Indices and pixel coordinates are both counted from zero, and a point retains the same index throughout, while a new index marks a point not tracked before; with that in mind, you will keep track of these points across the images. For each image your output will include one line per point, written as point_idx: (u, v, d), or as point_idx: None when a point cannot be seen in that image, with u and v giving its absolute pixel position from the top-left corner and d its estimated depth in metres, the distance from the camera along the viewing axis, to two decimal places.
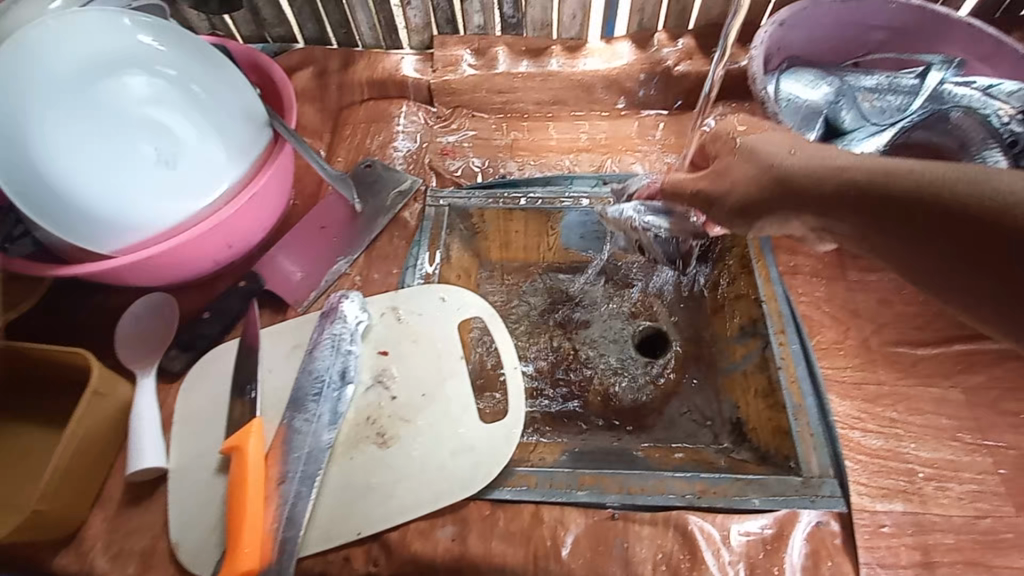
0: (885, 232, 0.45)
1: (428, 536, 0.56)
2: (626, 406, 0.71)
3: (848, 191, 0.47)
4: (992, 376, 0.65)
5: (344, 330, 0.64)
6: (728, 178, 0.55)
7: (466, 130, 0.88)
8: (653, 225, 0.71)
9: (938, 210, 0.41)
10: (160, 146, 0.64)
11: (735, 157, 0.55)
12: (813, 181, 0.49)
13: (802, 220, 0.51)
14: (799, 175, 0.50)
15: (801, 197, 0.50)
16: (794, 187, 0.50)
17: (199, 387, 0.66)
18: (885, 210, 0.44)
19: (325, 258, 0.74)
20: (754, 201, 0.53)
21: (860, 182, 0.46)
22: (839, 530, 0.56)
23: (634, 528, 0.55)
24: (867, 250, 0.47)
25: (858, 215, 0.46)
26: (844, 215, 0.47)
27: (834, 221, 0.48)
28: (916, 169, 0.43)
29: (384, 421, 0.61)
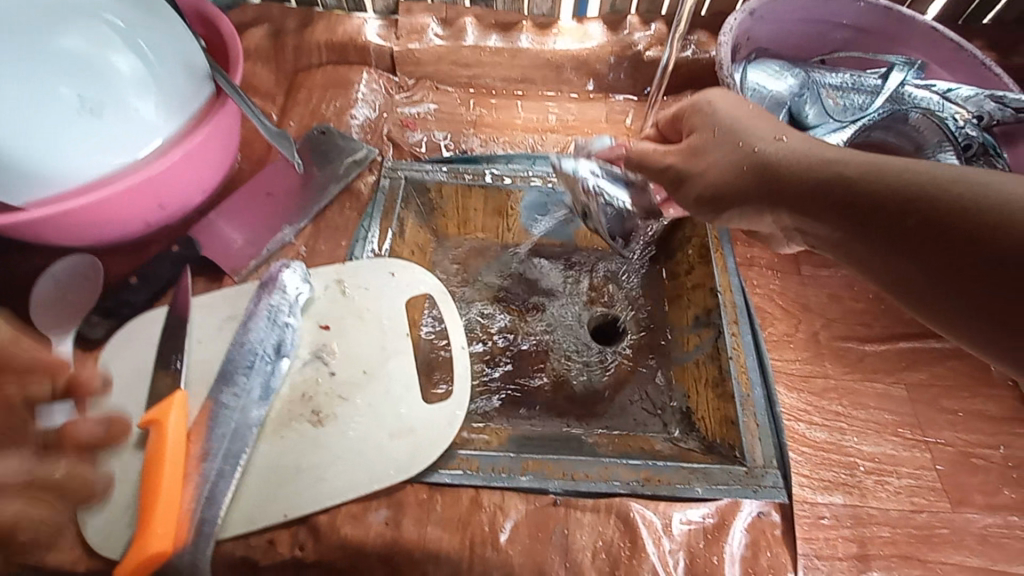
0: (861, 236, 0.45)
1: (360, 520, 0.53)
2: (578, 392, 0.69)
3: (830, 185, 0.46)
4: (934, 374, 0.66)
5: (283, 301, 0.60)
6: (703, 159, 0.55)
7: (428, 103, 0.84)
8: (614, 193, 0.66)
9: (924, 212, 0.41)
10: (88, 91, 0.58)
11: (710, 136, 0.55)
12: (796, 173, 0.49)
13: (779, 215, 0.51)
14: (783, 163, 0.50)
15: (774, 185, 0.50)
16: (771, 174, 0.50)
17: (118, 357, 0.60)
18: (869, 207, 0.44)
19: (269, 225, 0.70)
20: (725, 183, 0.53)
21: (846, 175, 0.46)
22: (779, 521, 0.55)
23: (575, 514, 0.54)
24: (848, 251, 0.47)
25: (837, 211, 0.46)
26: (822, 214, 0.47)
27: (812, 217, 0.48)
28: (909, 169, 0.43)
29: (320, 398, 0.58)
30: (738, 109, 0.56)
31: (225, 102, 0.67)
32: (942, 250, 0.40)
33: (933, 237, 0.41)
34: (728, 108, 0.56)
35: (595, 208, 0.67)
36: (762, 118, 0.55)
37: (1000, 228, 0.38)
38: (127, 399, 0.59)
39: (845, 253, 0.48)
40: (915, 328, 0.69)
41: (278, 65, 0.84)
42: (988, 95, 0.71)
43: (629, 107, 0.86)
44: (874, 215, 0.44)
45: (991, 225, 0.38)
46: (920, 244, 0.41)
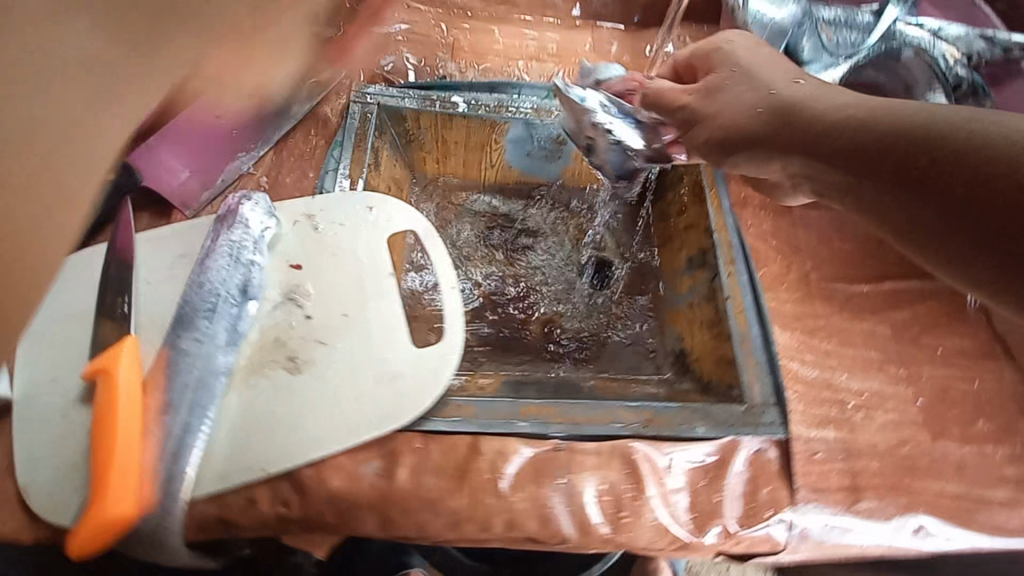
0: (873, 180, 0.41)
1: (348, 473, 0.48)
2: (570, 336, 0.67)
3: (842, 131, 0.43)
4: (914, 314, 0.67)
5: (246, 237, 0.53)
6: (717, 100, 0.52)
7: (400, 23, 0.76)
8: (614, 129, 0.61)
9: (943, 161, 0.37)
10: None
11: (723, 78, 0.52)
12: (812, 116, 0.45)
13: (785, 164, 0.48)
14: (800, 101, 0.47)
15: (783, 129, 0.47)
16: (787, 114, 0.47)
17: (54, 302, 0.53)
18: (880, 157, 0.40)
19: (220, 151, 0.60)
20: (737, 126, 0.50)
21: (859, 117, 0.42)
22: (777, 457, 0.55)
23: (578, 458, 0.51)
24: (859, 205, 0.43)
25: (849, 160, 0.42)
26: (833, 157, 0.43)
27: (822, 167, 0.45)
28: (934, 111, 0.38)
29: (296, 344, 0.52)
30: (757, 50, 0.53)
31: None
32: (959, 203, 0.36)
33: (953, 188, 0.36)
34: (748, 48, 0.53)
35: (597, 147, 0.62)
36: (781, 61, 0.52)
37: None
38: (65, 348, 0.51)
39: (856, 208, 0.43)
40: (897, 270, 0.70)
41: None
42: (978, 35, 0.71)
43: (617, 36, 0.80)
44: (887, 164, 0.40)
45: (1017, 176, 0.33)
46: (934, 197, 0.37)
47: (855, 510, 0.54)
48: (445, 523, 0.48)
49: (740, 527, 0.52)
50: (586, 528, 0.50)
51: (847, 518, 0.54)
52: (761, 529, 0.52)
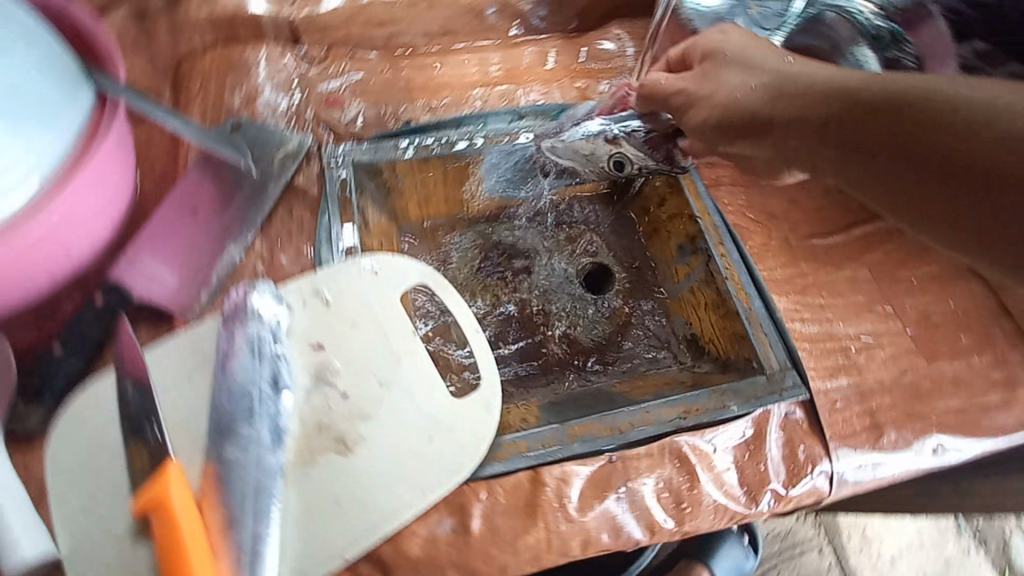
0: (873, 152, 0.45)
1: (424, 536, 0.49)
2: (587, 345, 0.70)
3: (832, 102, 0.47)
4: (888, 251, 0.71)
5: (262, 330, 0.53)
6: (715, 83, 0.54)
7: (351, 74, 0.74)
8: (629, 128, 0.65)
9: (933, 126, 0.42)
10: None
11: (718, 67, 0.55)
12: (798, 93, 0.49)
13: (775, 138, 0.51)
14: (785, 83, 0.50)
15: (772, 110, 0.50)
16: (767, 101, 0.50)
17: (74, 445, 0.51)
18: (872, 126, 0.45)
19: (208, 247, 0.59)
20: (734, 106, 0.52)
21: (854, 96, 0.46)
22: (804, 415, 0.60)
23: (633, 464, 0.54)
24: (852, 172, 0.47)
25: (846, 131, 0.46)
26: (829, 132, 0.47)
27: (813, 141, 0.48)
28: (913, 86, 0.44)
29: (340, 425, 0.52)
30: (745, 39, 0.56)
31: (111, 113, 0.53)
32: (953, 162, 0.41)
33: (945, 152, 0.41)
34: (736, 37, 0.56)
35: (630, 151, 0.65)
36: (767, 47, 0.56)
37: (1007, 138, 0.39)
38: (101, 490, 0.49)
39: (849, 176, 0.47)
40: (864, 213, 0.74)
41: (154, 56, 0.70)
42: None
43: (559, 44, 0.81)
44: (879, 133, 0.44)
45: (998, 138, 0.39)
46: (930, 159, 0.42)
47: (880, 446, 0.59)
48: (525, 559, 0.50)
49: (788, 487, 0.57)
50: (654, 528, 0.53)
51: (876, 454, 0.59)
52: (806, 484, 0.57)
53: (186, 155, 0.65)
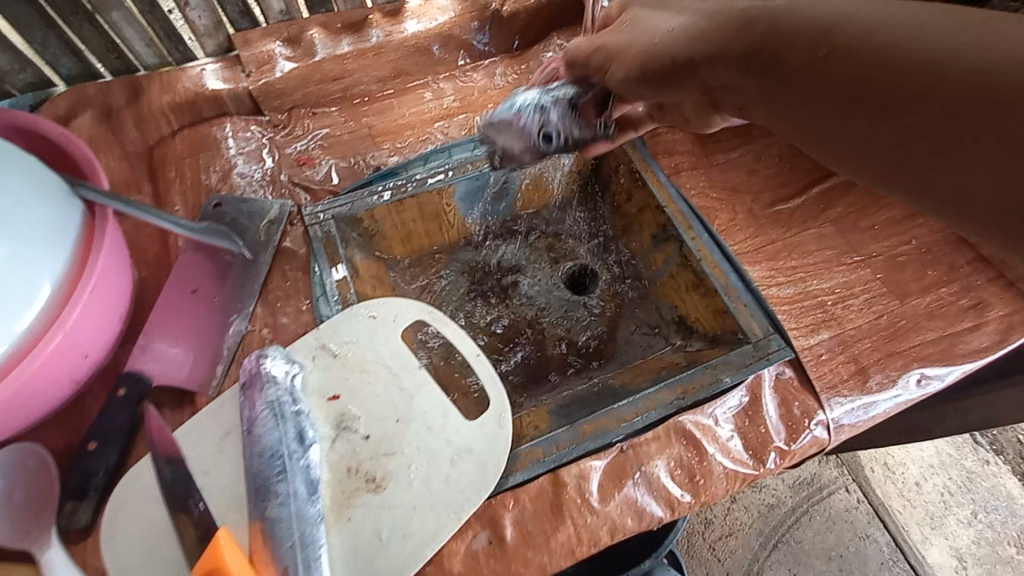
0: (796, 89, 0.38)
1: (465, 551, 0.53)
2: (583, 345, 0.74)
3: (750, 29, 0.40)
4: (846, 204, 0.75)
5: (280, 392, 0.57)
6: (632, 35, 0.51)
7: (316, 131, 0.79)
8: (558, 96, 0.64)
9: (847, 54, 0.35)
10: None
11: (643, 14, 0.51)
12: (717, 25, 0.43)
13: (704, 78, 0.46)
14: (703, 21, 0.44)
15: (694, 50, 0.45)
16: (685, 46, 0.46)
17: (124, 531, 0.54)
18: (790, 56, 0.38)
19: (214, 322, 0.63)
20: (658, 49, 0.48)
21: (771, 17, 0.39)
22: (794, 373, 0.64)
23: (644, 450, 0.58)
24: (772, 109, 0.41)
25: (764, 67, 0.40)
26: (743, 73, 0.42)
27: (739, 79, 0.43)
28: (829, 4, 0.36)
29: (368, 465, 0.56)
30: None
31: (102, 219, 0.57)
32: (879, 98, 0.34)
33: (866, 82, 0.34)
34: None
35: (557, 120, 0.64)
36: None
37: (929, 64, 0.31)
38: (156, 569, 0.52)
39: (775, 115, 0.41)
40: (819, 171, 0.77)
41: (128, 151, 0.74)
42: None
43: (505, 65, 0.85)
44: (800, 66, 0.37)
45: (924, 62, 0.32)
46: (847, 94, 0.35)
47: (869, 389, 0.63)
48: (561, 555, 0.54)
49: (790, 443, 0.61)
50: (673, 504, 0.57)
51: (866, 397, 0.63)
52: (807, 437, 0.61)
53: (177, 240, 0.69)
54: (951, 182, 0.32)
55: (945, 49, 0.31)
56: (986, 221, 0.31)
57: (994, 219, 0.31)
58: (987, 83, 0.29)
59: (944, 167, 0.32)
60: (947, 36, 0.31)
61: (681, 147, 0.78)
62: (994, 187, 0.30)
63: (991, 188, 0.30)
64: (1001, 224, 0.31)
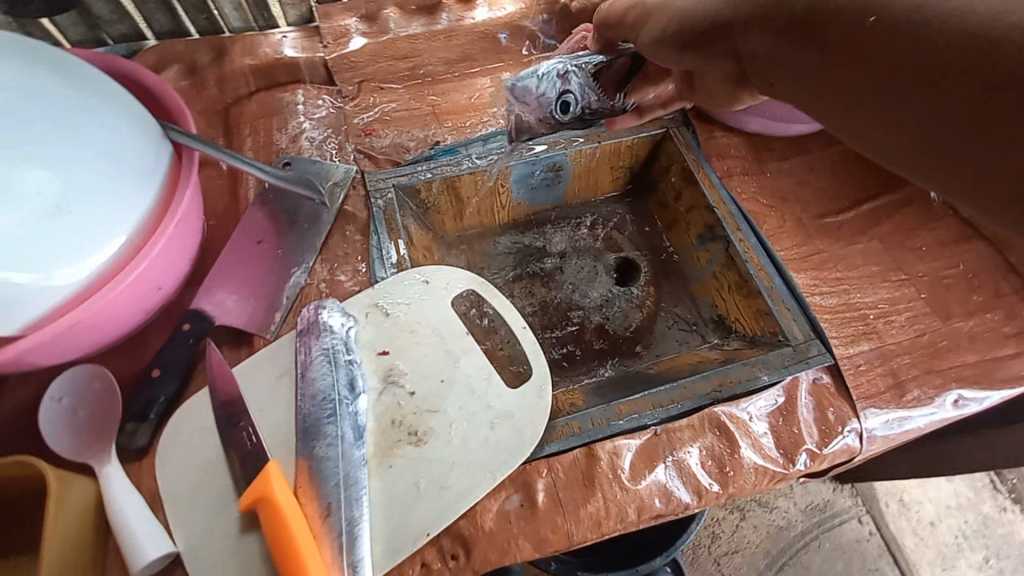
0: (830, 66, 0.41)
1: (498, 511, 0.55)
2: (621, 333, 0.75)
3: (789, 5, 0.42)
4: (895, 223, 0.75)
5: (335, 342, 0.60)
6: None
7: (383, 104, 0.81)
8: (580, 63, 0.64)
9: (886, 33, 0.37)
10: (66, 182, 0.50)
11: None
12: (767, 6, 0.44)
13: (741, 48, 0.47)
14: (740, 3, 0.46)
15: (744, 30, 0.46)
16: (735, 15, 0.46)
17: (180, 456, 0.57)
18: (834, 24, 0.40)
19: (276, 273, 0.66)
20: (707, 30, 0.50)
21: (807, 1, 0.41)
22: (831, 379, 0.64)
23: (676, 435, 0.60)
24: (805, 91, 0.44)
25: (794, 46, 0.43)
26: (783, 57, 0.44)
27: (782, 48, 0.44)
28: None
29: (411, 419, 0.58)
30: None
31: (188, 162, 0.61)
32: (914, 79, 0.36)
33: (899, 55, 0.37)
34: None
35: (578, 86, 0.64)
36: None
37: (959, 51, 0.34)
38: (206, 493, 0.55)
39: (802, 92, 0.44)
40: (870, 188, 0.78)
41: (207, 106, 0.78)
42: None
43: None
44: (836, 36, 0.40)
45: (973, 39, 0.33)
46: (885, 70, 0.38)
47: (905, 403, 0.64)
48: (588, 526, 0.56)
49: (821, 447, 0.61)
50: (701, 492, 0.58)
51: (902, 410, 0.63)
52: (839, 442, 0.62)
53: (245, 193, 0.72)
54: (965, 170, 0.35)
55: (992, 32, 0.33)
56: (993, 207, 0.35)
57: (1007, 202, 0.34)
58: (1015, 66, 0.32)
59: (968, 154, 0.35)
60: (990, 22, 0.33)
61: (734, 152, 0.79)
62: (1007, 177, 0.34)
63: (1003, 178, 0.34)
64: (1006, 211, 0.34)
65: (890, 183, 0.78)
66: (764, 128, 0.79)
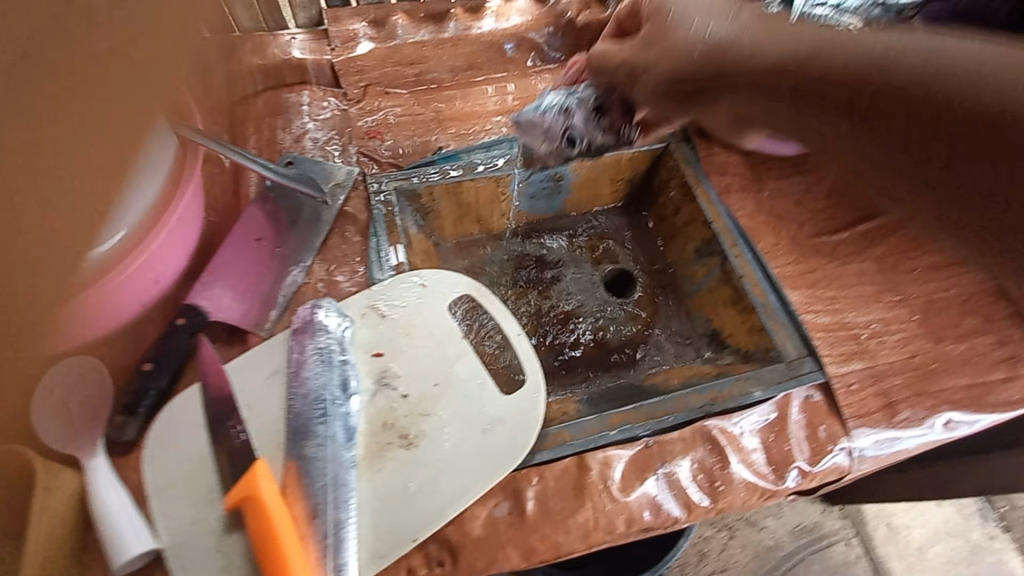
0: (828, 120, 0.47)
1: (486, 518, 0.55)
2: (616, 344, 0.76)
3: (785, 67, 0.49)
4: (889, 245, 0.76)
5: (331, 341, 0.59)
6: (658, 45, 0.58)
7: (387, 108, 0.82)
8: (578, 100, 0.73)
9: (893, 88, 0.43)
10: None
11: (677, 16, 0.56)
12: (761, 58, 0.50)
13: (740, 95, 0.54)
14: (732, 44, 0.52)
15: (747, 63, 0.51)
16: (728, 58, 0.53)
17: (167, 451, 0.56)
18: (832, 87, 0.46)
19: (273, 271, 0.66)
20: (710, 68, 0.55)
21: (802, 53, 0.48)
22: (822, 397, 0.65)
23: (668, 448, 0.60)
24: (810, 136, 0.50)
25: (799, 94, 0.49)
26: (776, 107, 0.51)
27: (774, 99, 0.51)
28: None
29: (403, 422, 0.58)
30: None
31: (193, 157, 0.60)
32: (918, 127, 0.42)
33: (905, 106, 0.43)
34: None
35: (579, 123, 0.73)
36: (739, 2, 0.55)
37: (970, 98, 0.40)
38: (191, 490, 0.55)
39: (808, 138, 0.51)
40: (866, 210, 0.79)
41: None
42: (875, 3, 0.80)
43: None
44: (842, 91, 0.46)
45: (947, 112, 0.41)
46: (892, 118, 0.44)
47: (896, 423, 0.64)
48: (576, 537, 0.55)
49: (812, 464, 0.61)
50: (690, 506, 0.58)
51: (892, 430, 0.64)
52: (830, 461, 0.62)
53: (247, 190, 0.73)
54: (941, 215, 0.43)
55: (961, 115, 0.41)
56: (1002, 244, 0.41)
57: None
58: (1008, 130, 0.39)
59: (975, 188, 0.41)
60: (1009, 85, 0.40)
61: (733, 169, 0.79)
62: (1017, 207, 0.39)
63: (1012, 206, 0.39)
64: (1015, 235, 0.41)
65: None
66: (760, 147, 0.79)
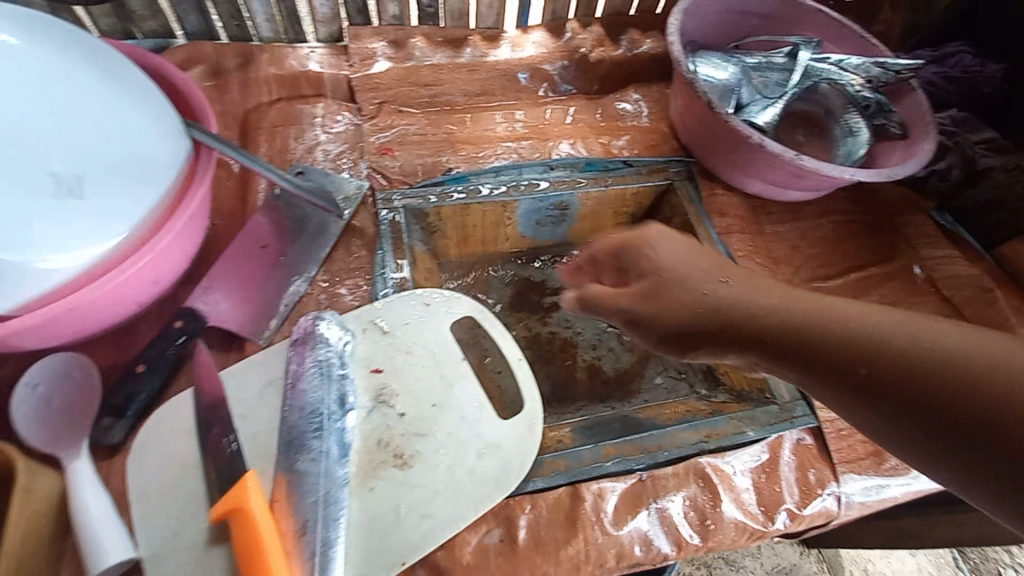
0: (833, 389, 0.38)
1: (476, 544, 0.55)
2: (612, 376, 0.73)
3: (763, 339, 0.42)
4: (882, 294, 0.78)
5: (330, 353, 0.59)
6: (657, 300, 0.46)
7: (397, 127, 0.82)
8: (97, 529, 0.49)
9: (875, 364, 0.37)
10: (76, 170, 0.50)
11: (664, 267, 0.47)
12: (759, 324, 0.42)
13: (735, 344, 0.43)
14: (732, 307, 0.43)
15: (727, 331, 0.43)
16: (723, 327, 0.43)
17: (155, 454, 0.55)
18: (815, 350, 0.39)
19: (277, 279, 0.66)
20: (700, 302, 0.44)
21: (795, 325, 0.40)
22: (813, 441, 0.65)
23: (661, 483, 0.60)
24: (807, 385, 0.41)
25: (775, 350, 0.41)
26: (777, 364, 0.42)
27: (760, 363, 0.43)
28: None
29: (399, 441, 0.57)
30: None
31: (204, 163, 0.58)
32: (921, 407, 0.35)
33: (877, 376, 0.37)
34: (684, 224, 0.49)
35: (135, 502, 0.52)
36: None
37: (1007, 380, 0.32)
38: (176, 497, 0.53)
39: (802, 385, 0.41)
40: (859, 259, 0.81)
41: (228, 108, 0.79)
42: (873, 62, 0.81)
43: (581, 103, 0.89)
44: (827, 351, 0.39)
45: (886, 367, 0.36)
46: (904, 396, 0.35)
47: (884, 470, 0.65)
48: (566, 568, 0.56)
49: (801, 507, 0.62)
50: (681, 544, 0.58)
51: (880, 478, 0.64)
52: (818, 505, 0.62)
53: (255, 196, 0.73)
54: (923, 454, 0.35)
55: (928, 365, 0.35)
56: (995, 491, 0.33)
57: None
58: (988, 401, 0.32)
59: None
60: (962, 346, 0.34)
61: (735, 211, 0.82)
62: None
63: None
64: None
65: (877, 256, 0.82)
66: (763, 190, 0.82)
